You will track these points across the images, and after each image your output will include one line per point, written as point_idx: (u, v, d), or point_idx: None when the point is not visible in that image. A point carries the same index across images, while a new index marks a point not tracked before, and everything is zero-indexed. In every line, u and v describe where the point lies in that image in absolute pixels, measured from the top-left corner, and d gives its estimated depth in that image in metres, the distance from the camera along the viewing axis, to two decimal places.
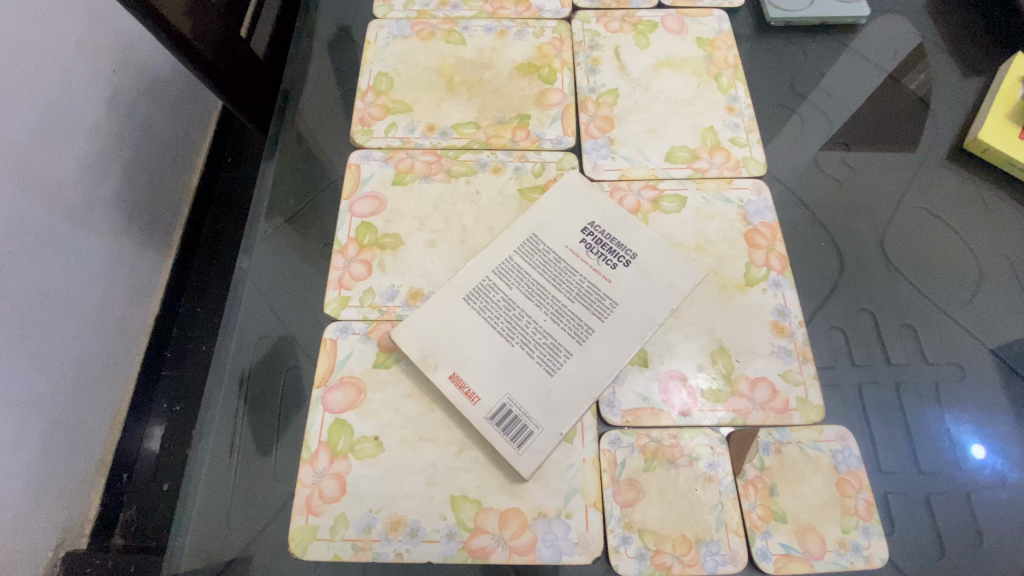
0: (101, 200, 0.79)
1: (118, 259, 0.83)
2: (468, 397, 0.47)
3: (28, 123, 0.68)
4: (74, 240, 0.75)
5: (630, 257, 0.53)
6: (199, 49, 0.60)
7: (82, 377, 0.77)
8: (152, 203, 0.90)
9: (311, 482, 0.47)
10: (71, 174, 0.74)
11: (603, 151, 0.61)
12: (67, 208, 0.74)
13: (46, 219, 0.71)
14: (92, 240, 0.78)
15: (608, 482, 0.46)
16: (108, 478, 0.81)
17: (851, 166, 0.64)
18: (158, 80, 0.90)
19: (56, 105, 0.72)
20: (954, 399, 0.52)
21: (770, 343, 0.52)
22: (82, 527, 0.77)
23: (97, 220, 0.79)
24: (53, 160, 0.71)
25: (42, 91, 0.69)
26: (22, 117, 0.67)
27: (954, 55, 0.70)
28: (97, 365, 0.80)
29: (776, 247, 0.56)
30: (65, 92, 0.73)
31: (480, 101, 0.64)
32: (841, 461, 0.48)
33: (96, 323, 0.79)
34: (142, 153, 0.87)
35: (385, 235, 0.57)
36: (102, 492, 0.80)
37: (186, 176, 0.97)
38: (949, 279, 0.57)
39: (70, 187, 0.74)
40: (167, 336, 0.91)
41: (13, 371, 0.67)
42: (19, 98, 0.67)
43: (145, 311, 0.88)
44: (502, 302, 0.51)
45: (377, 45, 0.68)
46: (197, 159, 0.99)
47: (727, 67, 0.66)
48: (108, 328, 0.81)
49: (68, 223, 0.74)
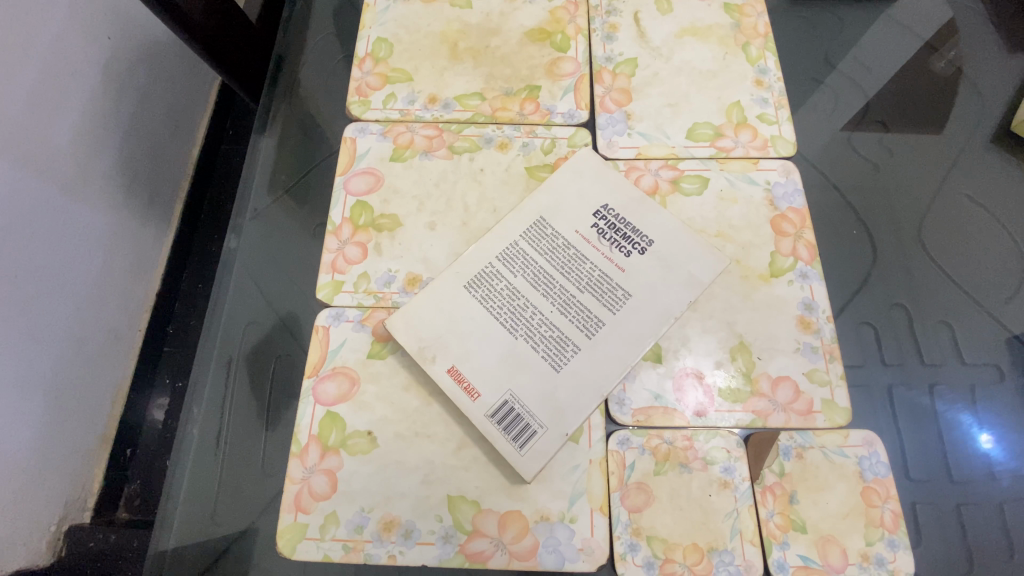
0: (98, 168, 0.71)
1: (115, 236, 0.75)
2: (468, 393, 0.44)
3: (14, 73, 0.59)
4: (70, 218, 0.67)
5: (646, 244, 0.49)
6: (186, 11, 0.55)
7: (79, 358, 0.70)
8: (153, 176, 0.81)
9: (300, 478, 0.44)
10: (69, 144, 0.67)
11: (618, 126, 0.56)
12: (64, 181, 0.66)
13: (42, 194, 0.63)
14: (90, 218, 0.70)
15: (615, 485, 0.43)
16: (112, 453, 0.74)
17: (889, 148, 0.58)
18: (155, 33, 0.80)
19: (47, 53, 0.63)
20: (989, 402, 0.48)
21: (795, 339, 0.48)
22: (86, 501, 0.71)
23: (95, 197, 0.71)
24: (48, 129, 0.63)
25: (36, 50, 0.62)
26: (7, 67, 0.58)
27: (1001, 28, 0.63)
28: (98, 355, 0.72)
29: (805, 234, 0.52)
30: (61, 52, 0.65)
31: (487, 70, 0.59)
32: (868, 468, 0.44)
33: (96, 308, 0.72)
34: (141, 123, 0.78)
35: (382, 216, 0.53)
36: (105, 466, 0.73)
37: (188, 148, 0.88)
38: (990, 274, 0.52)
39: (64, 150, 0.66)
40: (169, 313, 0.83)
41: (8, 362, 0.60)
42: (6, 46, 0.58)
43: (145, 294, 0.80)
44: (506, 291, 0.47)
45: (376, 8, 0.63)
46: (199, 130, 0.90)
47: (757, 36, 0.61)
48: (109, 314, 0.74)
49: (60, 188, 0.66)
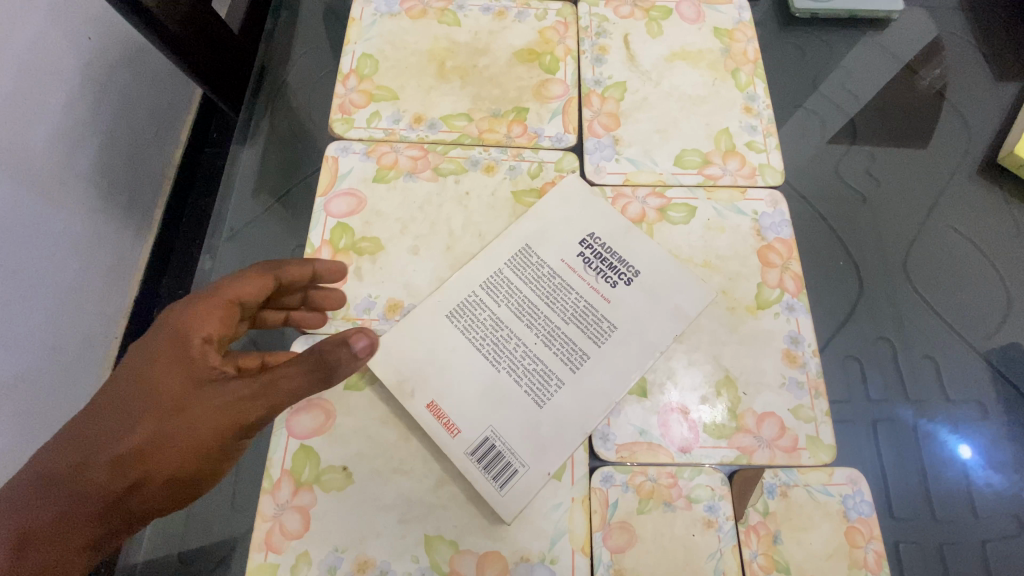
0: (74, 171, 0.67)
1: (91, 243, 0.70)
2: (447, 429, 0.43)
3: None
4: (44, 224, 0.63)
5: (632, 274, 0.49)
6: (168, 24, 0.53)
7: (50, 370, 0.65)
8: (132, 179, 0.76)
9: (271, 516, 0.42)
10: (45, 147, 0.62)
11: (606, 151, 0.55)
12: (39, 186, 0.62)
13: (16, 200, 0.59)
14: (66, 221, 0.66)
15: (598, 524, 0.43)
16: None
17: (876, 178, 0.58)
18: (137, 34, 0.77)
19: (23, 50, 0.59)
20: (974, 438, 0.48)
21: (780, 374, 0.47)
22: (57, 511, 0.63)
23: (71, 200, 0.67)
24: (21, 130, 0.59)
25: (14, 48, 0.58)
26: None
27: (986, 57, 0.64)
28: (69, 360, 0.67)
29: (792, 265, 0.51)
30: (40, 52, 0.61)
31: (474, 91, 0.58)
32: (852, 508, 0.44)
33: (71, 314, 0.68)
34: (121, 125, 0.74)
35: (363, 239, 0.51)
36: None
37: (170, 150, 0.83)
38: (975, 307, 0.53)
39: (38, 153, 0.61)
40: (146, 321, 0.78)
41: None
42: None
43: (120, 303, 0.75)
44: (489, 321, 0.47)
45: (361, 23, 0.61)
46: (182, 135, 0.85)
47: (747, 62, 0.60)
48: (84, 320, 0.70)
49: (36, 193, 0.61)
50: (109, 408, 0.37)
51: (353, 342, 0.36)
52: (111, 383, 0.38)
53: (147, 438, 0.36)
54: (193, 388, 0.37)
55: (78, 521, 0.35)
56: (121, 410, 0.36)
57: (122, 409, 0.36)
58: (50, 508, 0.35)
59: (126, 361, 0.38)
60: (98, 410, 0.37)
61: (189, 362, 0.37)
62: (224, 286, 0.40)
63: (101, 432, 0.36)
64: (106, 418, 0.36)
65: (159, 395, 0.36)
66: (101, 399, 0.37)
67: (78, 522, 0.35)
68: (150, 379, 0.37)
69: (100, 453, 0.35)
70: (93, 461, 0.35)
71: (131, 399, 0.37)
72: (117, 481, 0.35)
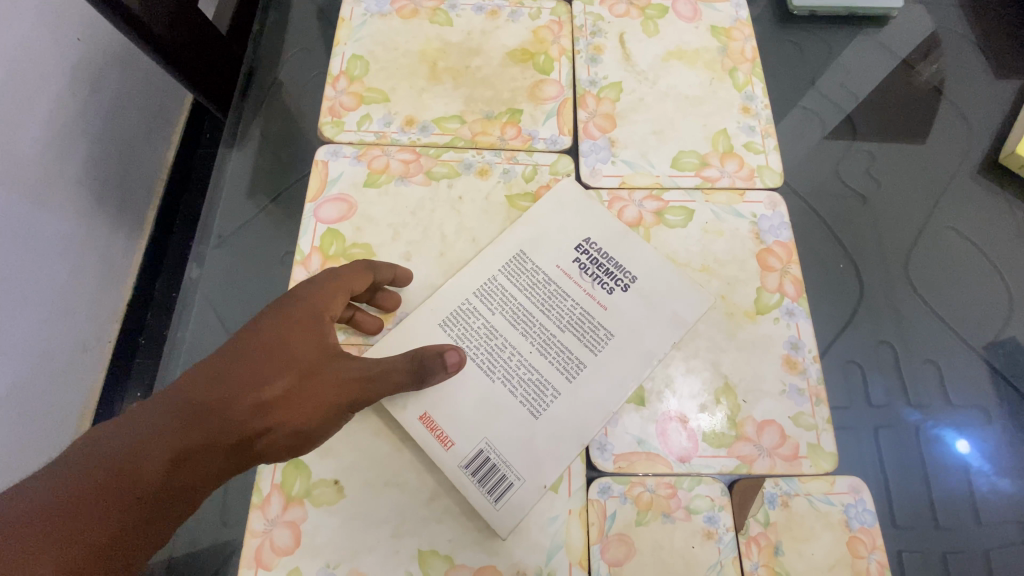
0: (63, 174, 0.63)
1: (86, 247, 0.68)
2: (440, 442, 0.42)
3: None
4: (33, 228, 0.60)
5: (629, 280, 0.48)
6: (155, 29, 0.51)
7: (40, 377, 0.63)
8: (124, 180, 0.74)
9: (261, 531, 0.41)
10: (33, 149, 0.59)
11: (602, 153, 0.54)
12: (26, 190, 0.59)
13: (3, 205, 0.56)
14: (55, 224, 0.63)
15: (595, 537, 0.42)
16: None
17: (876, 179, 0.57)
18: None
19: (10, 49, 0.56)
20: (977, 444, 0.47)
21: (780, 381, 0.46)
22: None
23: (61, 203, 0.63)
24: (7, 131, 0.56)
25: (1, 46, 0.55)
26: None
27: (987, 53, 0.63)
28: (61, 362, 0.65)
29: (791, 269, 0.50)
30: (27, 50, 0.58)
31: (467, 92, 0.57)
32: (853, 517, 0.43)
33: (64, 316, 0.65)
34: (113, 124, 0.71)
35: (354, 245, 0.50)
36: None
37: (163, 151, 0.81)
38: (977, 311, 0.52)
39: (26, 155, 0.58)
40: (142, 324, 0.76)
41: None
42: None
43: (114, 306, 0.73)
44: (483, 330, 0.46)
45: (351, 24, 0.60)
46: (174, 133, 0.83)
47: (744, 61, 0.59)
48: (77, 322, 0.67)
49: (24, 197, 0.58)
50: (245, 357, 0.37)
51: (447, 355, 0.40)
52: (245, 334, 0.38)
53: (284, 393, 0.36)
54: (327, 356, 0.38)
55: (200, 461, 0.34)
56: (258, 362, 0.37)
57: (259, 361, 0.37)
58: (179, 442, 0.33)
59: (262, 319, 0.38)
60: (234, 358, 0.36)
61: (323, 331, 0.39)
62: (342, 272, 0.42)
63: (238, 380, 0.36)
64: (243, 368, 0.36)
65: (296, 355, 0.37)
66: (238, 348, 0.37)
67: (200, 462, 0.34)
68: (286, 339, 0.38)
69: (234, 401, 0.35)
70: (228, 407, 0.35)
71: (268, 355, 0.37)
72: (245, 429, 0.35)
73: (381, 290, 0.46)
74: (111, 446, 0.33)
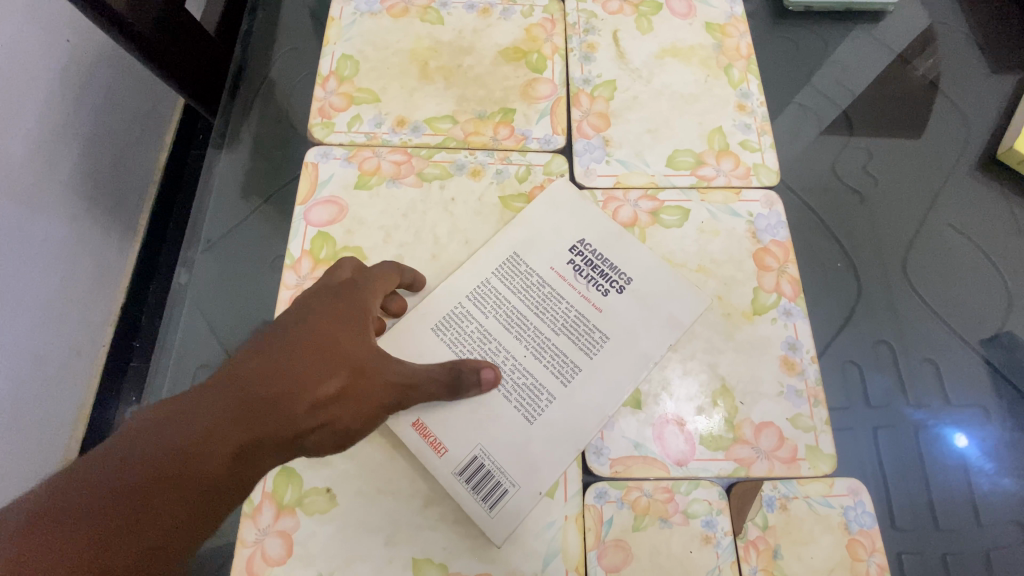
0: (55, 174, 0.59)
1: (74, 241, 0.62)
2: (434, 448, 0.42)
3: None
4: (26, 231, 0.56)
5: (625, 281, 0.47)
6: (145, 34, 0.50)
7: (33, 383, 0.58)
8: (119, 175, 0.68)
9: (252, 541, 0.41)
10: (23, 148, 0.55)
11: (596, 152, 0.53)
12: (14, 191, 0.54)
13: None
14: (49, 224, 0.59)
15: (592, 543, 0.41)
16: None
17: (874, 176, 0.57)
18: None
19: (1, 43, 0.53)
20: (976, 443, 0.47)
21: (778, 382, 0.46)
22: None
23: (52, 205, 0.59)
24: None
25: None
26: None
27: (984, 48, 0.62)
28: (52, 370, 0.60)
29: (788, 268, 0.50)
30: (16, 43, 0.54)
31: (459, 91, 0.56)
32: (853, 520, 0.43)
33: (55, 320, 0.60)
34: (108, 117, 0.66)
35: (345, 248, 0.50)
36: None
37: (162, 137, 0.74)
38: (976, 308, 0.51)
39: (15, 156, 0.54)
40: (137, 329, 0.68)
41: None
42: None
43: (107, 307, 0.66)
44: (476, 334, 0.45)
45: (341, 23, 0.59)
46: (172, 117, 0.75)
47: (740, 57, 0.59)
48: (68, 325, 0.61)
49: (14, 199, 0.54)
50: (300, 348, 0.33)
51: (484, 372, 0.41)
52: (302, 322, 0.35)
53: (345, 385, 0.34)
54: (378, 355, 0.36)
55: (263, 455, 0.31)
56: (318, 350, 0.34)
57: (319, 352, 0.34)
58: (237, 436, 0.30)
59: (316, 308, 0.36)
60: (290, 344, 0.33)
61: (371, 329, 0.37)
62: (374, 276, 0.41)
63: (297, 370, 0.33)
64: (302, 358, 0.33)
65: (350, 351, 0.35)
66: (292, 335, 0.34)
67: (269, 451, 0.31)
68: (340, 333, 0.35)
69: (294, 396, 0.32)
70: (292, 399, 0.32)
71: (324, 348, 0.34)
72: (304, 424, 0.32)
73: (392, 295, 0.45)
74: (171, 433, 0.29)
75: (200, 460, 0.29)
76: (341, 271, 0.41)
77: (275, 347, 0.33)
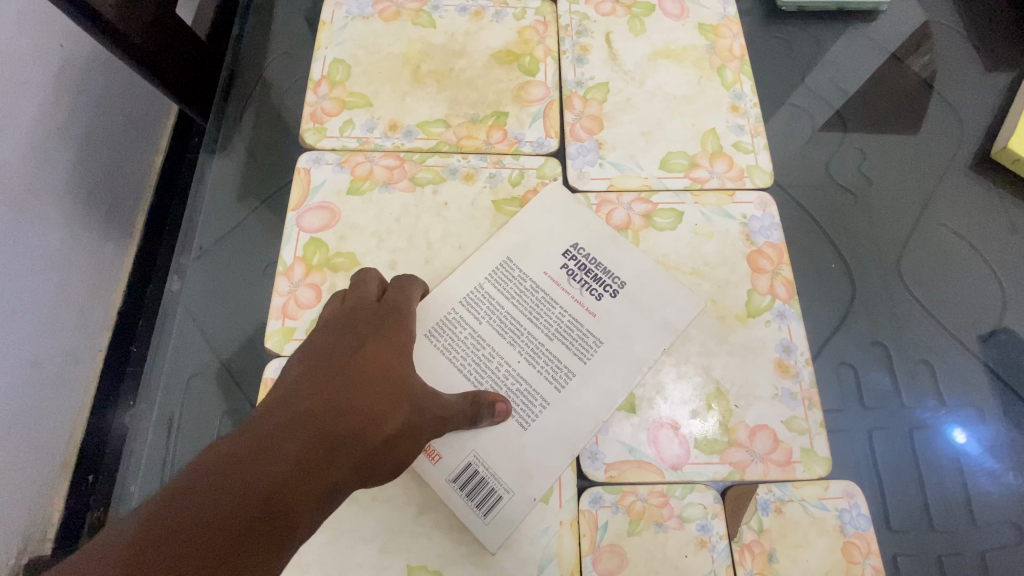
0: (53, 179, 0.58)
1: (72, 249, 0.60)
2: (428, 455, 0.42)
3: None
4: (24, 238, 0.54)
5: (618, 285, 0.47)
6: (136, 40, 0.50)
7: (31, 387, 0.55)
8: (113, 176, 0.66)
9: None
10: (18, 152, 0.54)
11: (589, 155, 0.53)
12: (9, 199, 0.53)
13: None
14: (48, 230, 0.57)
15: (587, 548, 0.41)
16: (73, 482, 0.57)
17: (868, 176, 0.56)
18: None
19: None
20: (971, 444, 0.47)
21: (772, 385, 0.46)
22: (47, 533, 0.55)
23: (48, 209, 0.57)
24: None
25: None
26: None
27: (977, 47, 0.62)
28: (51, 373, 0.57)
29: (782, 271, 0.50)
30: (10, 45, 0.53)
31: (451, 95, 0.55)
32: (848, 522, 0.43)
33: (54, 321, 0.57)
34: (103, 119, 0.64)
35: (337, 254, 0.49)
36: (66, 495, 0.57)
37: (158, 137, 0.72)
38: (970, 308, 0.51)
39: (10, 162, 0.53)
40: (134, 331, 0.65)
41: None
42: None
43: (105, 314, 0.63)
44: (470, 340, 0.45)
45: (332, 27, 0.59)
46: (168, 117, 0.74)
47: (733, 58, 0.58)
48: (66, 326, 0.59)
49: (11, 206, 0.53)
50: (367, 380, 0.30)
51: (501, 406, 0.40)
52: (359, 351, 0.31)
53: (405, 423, 0.31)
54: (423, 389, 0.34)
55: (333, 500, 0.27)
56: (379, 384, 0.30)
57: (384, 385, 0.30)
58: (319, 480, 0.25)
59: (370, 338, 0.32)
60: (349, 376, 0.29)
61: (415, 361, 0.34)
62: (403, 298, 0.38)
63: (366, 406, 0.29)
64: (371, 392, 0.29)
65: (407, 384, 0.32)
66: (347, 364, 0.30)
67: (326, 506, 0.26)
68: (397, 363, 0.32)
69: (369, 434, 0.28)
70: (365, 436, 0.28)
71: (388, 380, 0.31)
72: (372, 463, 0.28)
73: None
74: (249, 478, 0.23)
75: (270, 514, 0.23)
76: (368, 287, 0.37)
77: (341, 376, 0.29)
